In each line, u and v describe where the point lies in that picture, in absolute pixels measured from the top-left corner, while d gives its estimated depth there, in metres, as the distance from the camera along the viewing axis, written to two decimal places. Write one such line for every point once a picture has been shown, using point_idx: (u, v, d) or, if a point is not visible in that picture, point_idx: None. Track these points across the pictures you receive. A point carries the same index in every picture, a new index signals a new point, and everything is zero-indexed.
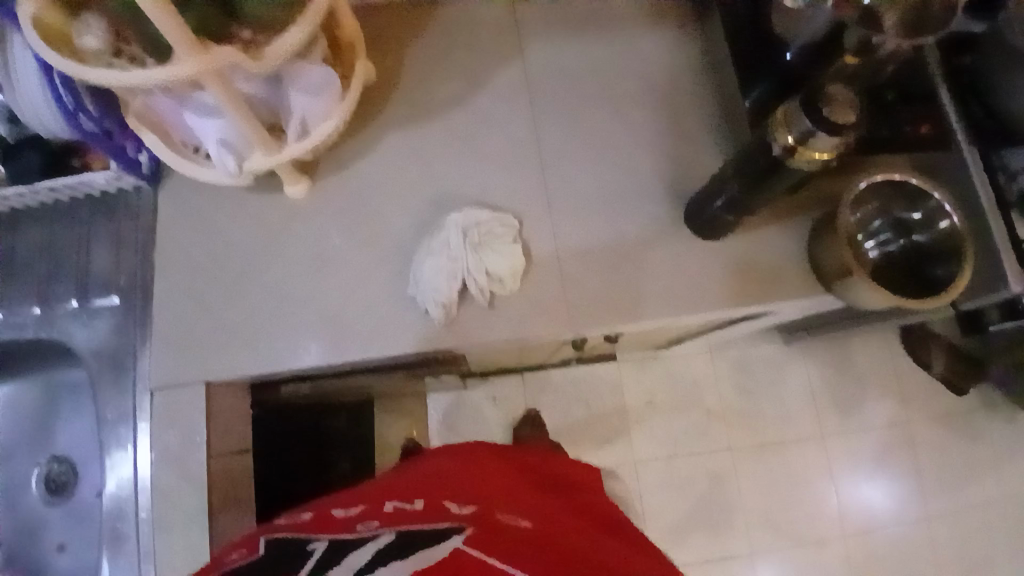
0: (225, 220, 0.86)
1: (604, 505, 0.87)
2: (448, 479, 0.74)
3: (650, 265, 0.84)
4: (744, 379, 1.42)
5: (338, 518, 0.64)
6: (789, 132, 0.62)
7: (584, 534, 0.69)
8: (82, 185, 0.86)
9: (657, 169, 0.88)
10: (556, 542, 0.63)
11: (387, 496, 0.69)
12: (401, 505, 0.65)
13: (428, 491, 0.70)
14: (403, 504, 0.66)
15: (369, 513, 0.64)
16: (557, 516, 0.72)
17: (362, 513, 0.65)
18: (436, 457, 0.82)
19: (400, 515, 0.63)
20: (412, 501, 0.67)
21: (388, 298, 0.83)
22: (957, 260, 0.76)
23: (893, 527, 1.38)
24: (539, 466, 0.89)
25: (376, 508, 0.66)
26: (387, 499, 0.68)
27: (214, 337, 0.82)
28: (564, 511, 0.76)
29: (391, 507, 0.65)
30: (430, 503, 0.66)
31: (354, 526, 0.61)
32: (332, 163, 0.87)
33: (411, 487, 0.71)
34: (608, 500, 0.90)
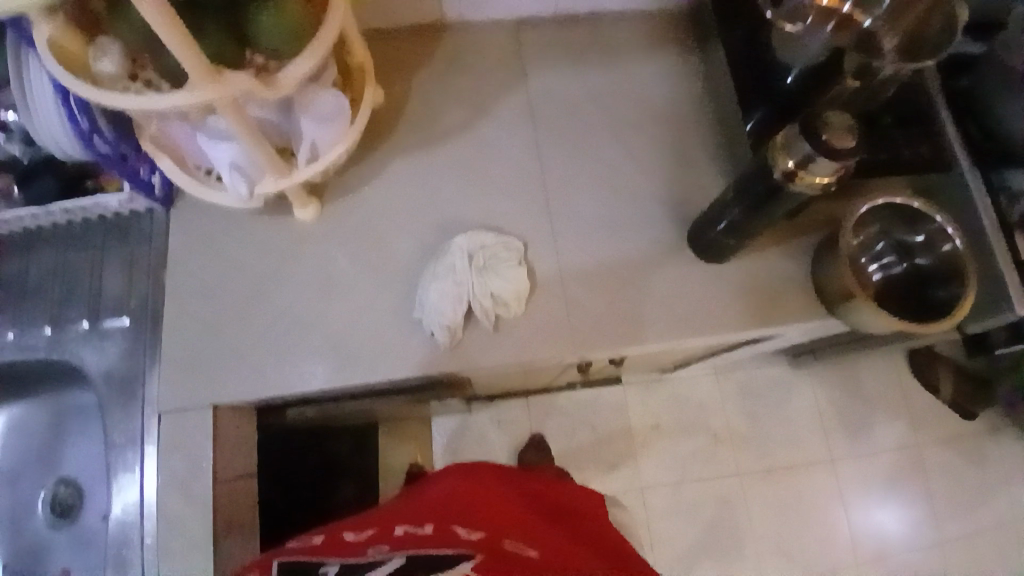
0: (234, 243, 0.87)
1: (609, 532, 0.87)
2: (455, 503, 0.73)
3: (654, 288, 0.84)
4: (751, 403, 1.42)
5: (347, 542, 0.63)
6: (789, 156, 0.63)
7: (592, 565, 0.68)
8: (96, 207, 0.87)
9: (660, 193, 0.89)
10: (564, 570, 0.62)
11: (396, 521, 0.69)
12: (410, 530, 0.65)
13: (436, 516, 0.70)
14: (412, 529, 0.66)
15: (378, 538, 0.64)
16: (564, 544, 0.72)
17: (372, 537, 0.65)
18: (443, 480, 0.82)
19: (409, 540, 0.62)
20: (421, 526, 0.67)
21: (394, 320, 0.83)
22: (959, 282, 0.76)
23: (906, 554, 1.35)
24: (544, 492, 0.88)
25: (385, 532, 0.65)
26: (396, 524, 0.68)
27: (221, 360, 0.83)
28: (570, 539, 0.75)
29: (400, 532, 0.65)
30: (439, 527, 0.66)
31: (364, 550, 0.61)
32: (339, 187, 0.89)
33: (420, 511, 0.71)
34: (614, 527, 0.89)
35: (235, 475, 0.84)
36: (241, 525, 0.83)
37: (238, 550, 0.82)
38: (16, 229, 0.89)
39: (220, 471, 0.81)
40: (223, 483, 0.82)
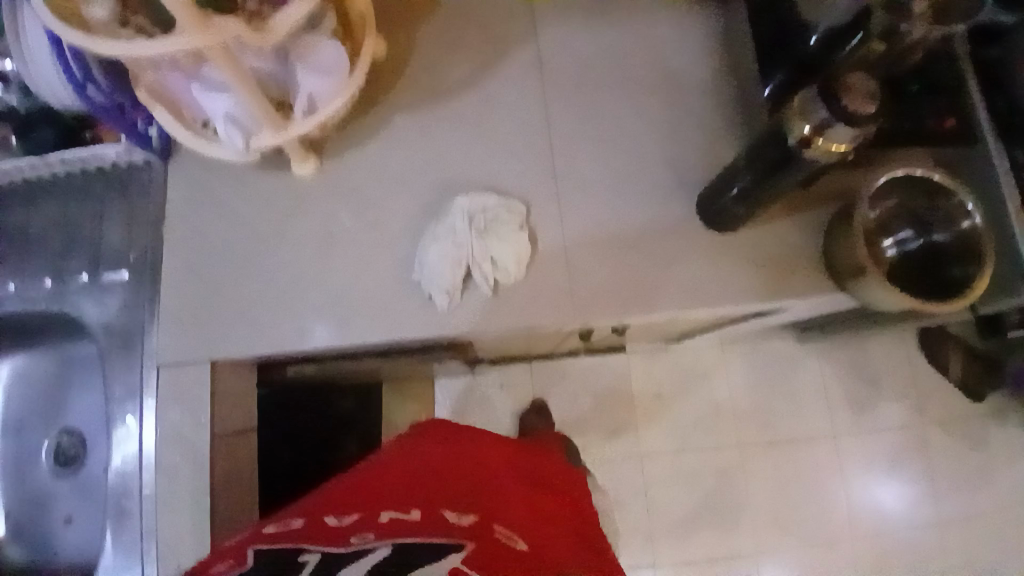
0: (233, 198, 0.86)
1: (589, 504, 0.84)
2: (443, 475, 0.68)
3: (659, 256, 0.83)
4: (755, 375, 1.41)
5: (329, 528, 0.57)
6: (805, 122, 0.61)
7: (576, 548, 0.67)
8: (94, 159, 0.86)
9: (670, 158, 0.86)
10: (558, 565, 0.58)
11: (380, 499, 0.62)
12: (398, 517, 0.59)
13: (424, 497, 0.63)
14: (399, 514, 0.60)
15: (363, 524, 0.57)
16: (551, 523, 0.69)
17: (356, 522, 0.58)
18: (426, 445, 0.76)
19: (399, 530, 0.56)
20: (409, 511, 0.60)
21: (393, 281, 0.82)
22: (977, 260, 0.74)
23: (903, 530, 1.36)
24: (521, 449, 0.85)
25: (370, 518, 0.59)
26: (381, 505, 0.61)
27: (219, 316, 0.82)
28: (556, 513, 0.72)
29: (387, 518, 0.58)
30: (428, 513, 0.60)
31: (349, 540, 0.54)
32: (341, 142, 0.87)
33: (405, 485, 0.65)
34: (580, 483, 0.88)
35: (232, 431, 0.84)
36: (237, 481, 0.84)
37: (236, 506, 0.83)
38: (16, 179, 0.89)
39: (218, 427, 0.82)
40: (221, 439, 0.82)
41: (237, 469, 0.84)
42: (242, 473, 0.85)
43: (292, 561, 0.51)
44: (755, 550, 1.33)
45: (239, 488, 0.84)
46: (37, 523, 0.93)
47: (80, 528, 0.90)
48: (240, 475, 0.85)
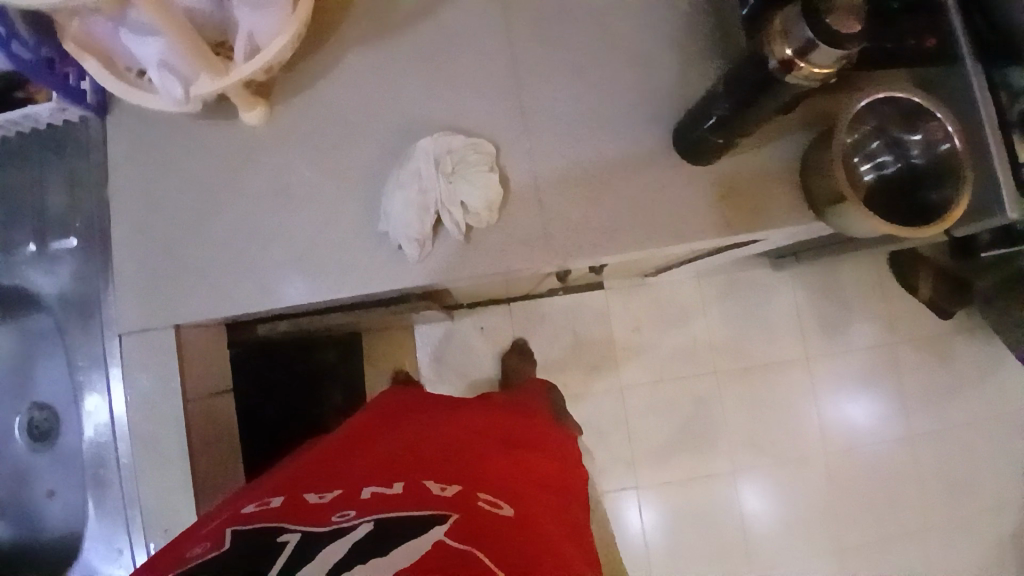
0: (180, 152, 0.80)
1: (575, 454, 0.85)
2: (429, 445, 0.68)
3: (634, 193, 0.80)
4: (732, 304, 1.42)
5: (312, 505, 0.56)
6: (786, 44, 0.57)
7: (563, 511, 0.67)
8: (27, 121, 0.80)
9: (644, 88, 0.82)
10: (540, 532, 0.58)
11: (363, 477, 0.62)
12: (381, 491, 0.59)
13: (407, 469, 0.63)
14: (381, 488, 0.59)
15: (345, 501, 0.57)
16: (535, 484, 0.68)
17: (338, 499, 0.58)
18: (408, 421, 0.76)
19: (381, 504, 0.56)
20: (391, 484, 0.60)
21: (360, 233, 0.79)
22: (953, 184, 0.72)
23: (871, 443, 1.41)
24: (511, 406, 0.85)
25: (353, 493, 0.58)
26: (363, 481, 0.61)
27: (179, 279, 0.79)
28: (541, 468, 0.72)
29: (369, 493, 0.58)
30: (411, 486, 0.60)
31: (332, 518, 0.54)
32: (290, 86, 0.81)
33: (389, 459, 0.65)
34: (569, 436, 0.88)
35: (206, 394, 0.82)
36: (216, 442, 0.83)
37: (217, 467, 0.82)
38: None
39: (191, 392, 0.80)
40: (196, 403, 0.80)
41: (216, 431, 0.83)
42: (220, 434, 0.83)
43: (273, 540, 0.51)
44: (732, 470, 1.38)
45: (217, 450, 0.83)
46: (19, 498, 0.91)
47: (63, 501, 0.89)
48: (218, 437, 0.83)
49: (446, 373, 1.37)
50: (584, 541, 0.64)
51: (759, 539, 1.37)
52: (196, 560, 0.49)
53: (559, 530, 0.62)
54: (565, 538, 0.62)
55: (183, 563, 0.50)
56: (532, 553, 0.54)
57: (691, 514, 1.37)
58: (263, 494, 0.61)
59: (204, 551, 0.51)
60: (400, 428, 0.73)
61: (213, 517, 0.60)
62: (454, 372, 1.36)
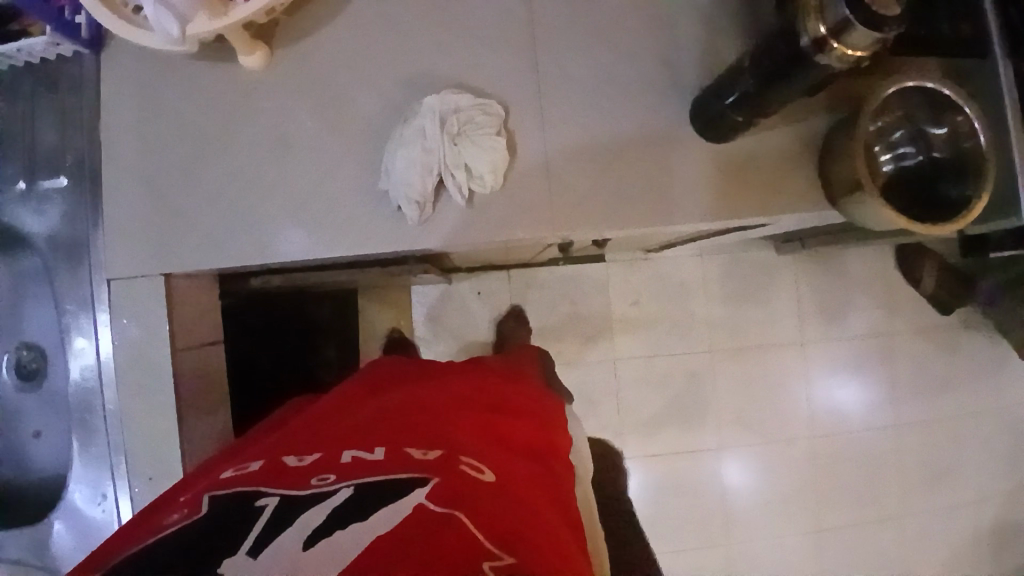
0: (176, 94, 0.77)
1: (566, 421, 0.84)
2: (415, 410, 0.67)
3: (644, 167, 0.77)
4: (733, 285, 1.40)
5: (291, 469, 0.55)
6: (822, 21, 0.54)
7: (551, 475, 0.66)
8: (21, 54, 0.76)
9: (665, 58, 0.79)
10: (522, 495, 0.57)
11: (347, 442, 0.60)
12: (362, 456, 0.57)
13: (390, 434, 0.62)
14: (362, 453, 0.58)
15: (325, 465, 0.56)
16: (521, 446, 0.67)
17: (318, 462, 0.57)
18: (396, 387, 0.74)
19: (362, 469, 0.55)
20: (373, 449, 0.59)
21: (359, 192, 0.76)
22: (973, 182, 0.70)
23: (859, 430, 1.42)
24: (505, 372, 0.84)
25: (333, 458, 0.57)
26: (345, 445, 0.60)
27: (171, 227, 0.77)
28: (529, 430, 0.71)
29: (349, 458, 0.57)
30: (392, 451, 0.58)
31: (311, 483, 0.53)
32: (294, 30, 0.77)
33: (373, 425, 0.63)
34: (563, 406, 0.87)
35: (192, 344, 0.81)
36: (204, 393, 0.82)
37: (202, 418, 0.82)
38: None
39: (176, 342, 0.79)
40: (185, 354, 0.79)
41: (203, 382, 0.82)
42: (205, 385, 0.82)
43: (253, 504, 0.50)
44: (717, 447, 1.39)
45: (204, 402, 0.82)
46: (5, 436, 0.91)
47: (51, 442, 0.88)
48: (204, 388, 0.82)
49: (440, 335, 1.36)
50: (569, 507, 0.63)
51: (738, 514, 1.39)
52: (175, 527, 0.49)
53: (542, 492, 0.61)
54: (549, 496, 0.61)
55: (161, 530, 0.49)
56: (513, 517, 0.53)
57: (673, 488, 1.38)
58: (244, 459, 0.60)
59: (182, 519, 0.50)
60: (386, 394, 0.72)
61: (193, 480, 0.59)
62: (448, 334, 1.35)
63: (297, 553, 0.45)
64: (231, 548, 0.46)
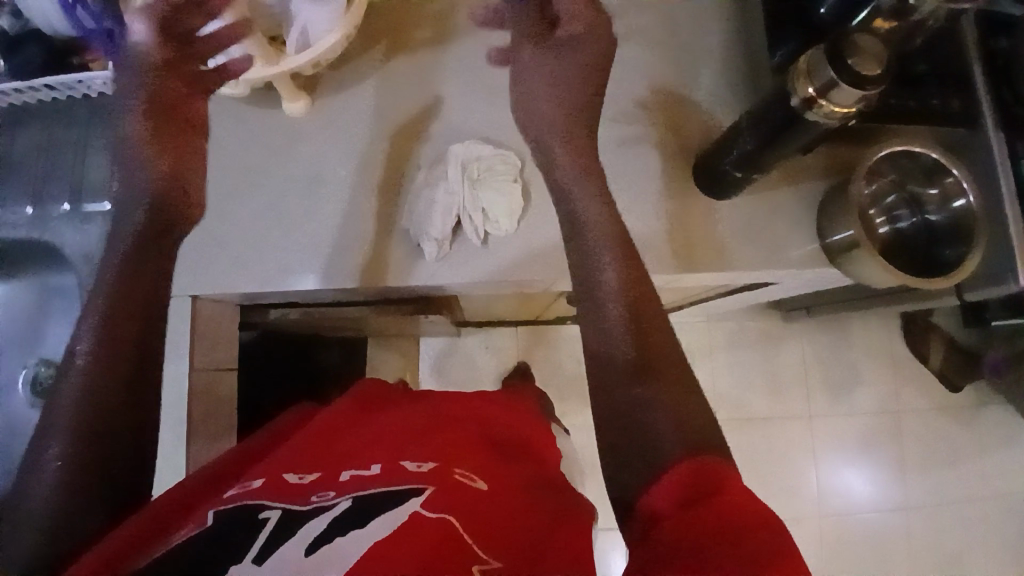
0: (221, 131, 0.84)
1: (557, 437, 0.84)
2: (410, 431, 0.67)
3: (648, 219, 0.82)
4: (740, 354, 1.42)
5: (291, 484, 0.56)
6: (810, 83, 0.60)
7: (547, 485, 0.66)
8: (81, 86, 0.84)
9: (674, 122, 0.85)
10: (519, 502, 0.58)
11: (344, 461, 0.61)
12: (360, 472, 0.58)
13: (386, 452, 0.62)
14: (359, 470, 0.59)
15: (325, 482, 0.56)
16: (516, 460, 0.67)
17: (318, 479, 0.57)
18: (390, 408, 0.75)
19: (360, 483, 0.55)
20: (370, 466, 0.59)
21: (380, 229, 0.81)
22: (965, 242, 0.74)
23: (869, 510, 1.39)
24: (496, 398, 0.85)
25: (332, 475, 0.58)
26: (342, 464, 0.60)
27: (205, 251, 0.81)
28: (524, 449, 0.71)
29: (347, 475, 0.57)
30: (389, 466, 0.59)
31: (311, 498, 0.54)
32: (333, 82, 0.85)
33: (369, 445, 0.64)
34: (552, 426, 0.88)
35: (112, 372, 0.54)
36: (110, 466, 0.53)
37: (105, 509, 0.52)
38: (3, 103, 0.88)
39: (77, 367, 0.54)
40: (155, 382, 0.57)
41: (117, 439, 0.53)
42: (113, 449, 0.53)
43: (254, 517, 0.51)
44: None
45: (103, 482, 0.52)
46: (9, 453, 0.91)
47: None
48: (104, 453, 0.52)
49: (448, 387, 1.39)
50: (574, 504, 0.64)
51: None
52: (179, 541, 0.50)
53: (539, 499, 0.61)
54: (545, 497, 0.61)
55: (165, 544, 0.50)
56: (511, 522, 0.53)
57: None
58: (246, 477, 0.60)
59: (187, 533, 0.51)
60: (381, 415, 0.73)
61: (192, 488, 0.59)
62: (457, 386, 1.39)
63: (299, 560, 0.46)
64: (235, 557, 0.47)
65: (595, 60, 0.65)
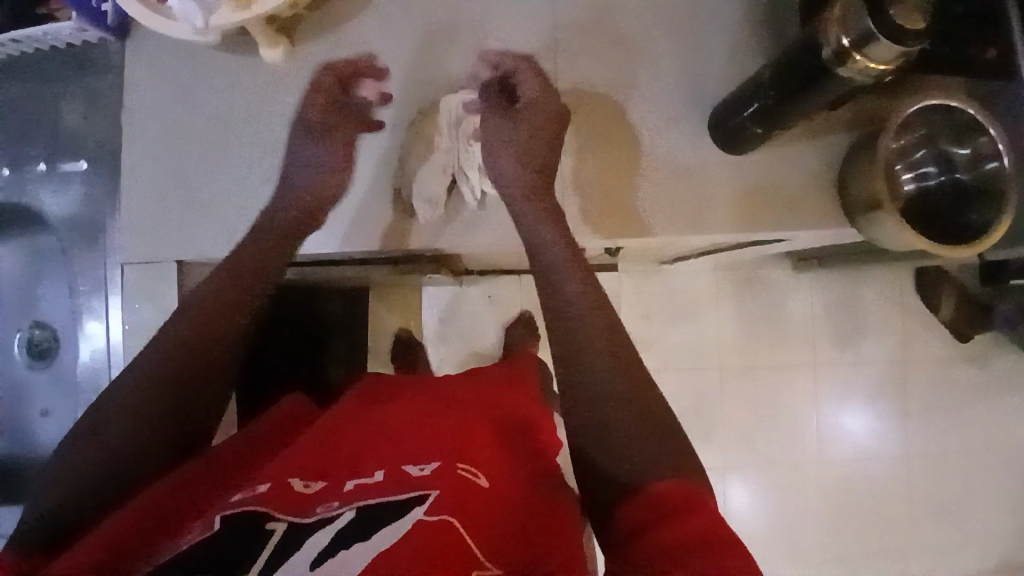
0: (199, 82, 0.77)
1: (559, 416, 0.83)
2: (413, 427, 0.66)
3: (657, 177, 0.77)
4: (747, 305, 1.39)
5: (296, 489, 0.55)
6: (844, 33, 0.54)
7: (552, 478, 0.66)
8: (47, 36, 0.78)
9: (688, 70, 0.78)
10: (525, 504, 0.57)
11: (349, 464, 0.60)
12: (364, 478, 0.57)
13: (389, 454, 0.61)
14: (363, 475, 0.57)
15: (329, 490, 0.55)
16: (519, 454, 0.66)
17: (322, 486, 0.56)
18: (391, 401, 0.74)
19: (363, 492, 0.54)
20: (374, 471, 0.58)
21: (374, 189, 0.77)
22: (995, 209, 0.70)
23: (869, 457, 1.40)
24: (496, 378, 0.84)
25: (336, 482, 0.57)
26: (346, 468, 0.59)
27: (191, 214, 0.77)
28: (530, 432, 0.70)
29: (352, 482, 0.56)
30: (393, 470, 0.58)
31: (315, 508, 0.53)
32: (316, 26, 0.78)
33: (372, 445, 0.63)
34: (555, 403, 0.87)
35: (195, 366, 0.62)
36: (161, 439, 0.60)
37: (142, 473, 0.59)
38: None
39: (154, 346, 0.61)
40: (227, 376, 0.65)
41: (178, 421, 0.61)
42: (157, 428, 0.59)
43: (261, 526, 0.50)
44: (723, 467, 1.37)
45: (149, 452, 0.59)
46: (14, 414, 0.91)
47: (60, 420, 0.89)
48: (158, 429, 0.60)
49: (450, 338, 1.37)
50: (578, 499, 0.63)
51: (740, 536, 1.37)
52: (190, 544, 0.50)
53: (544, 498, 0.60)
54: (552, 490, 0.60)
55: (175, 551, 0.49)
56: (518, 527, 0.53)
57: None
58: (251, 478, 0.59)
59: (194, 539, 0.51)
60: (386, 408, 0.71)
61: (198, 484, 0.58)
62: (459, 337, 1.37)
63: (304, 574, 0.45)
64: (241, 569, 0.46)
65: (553, 111, 0.70)
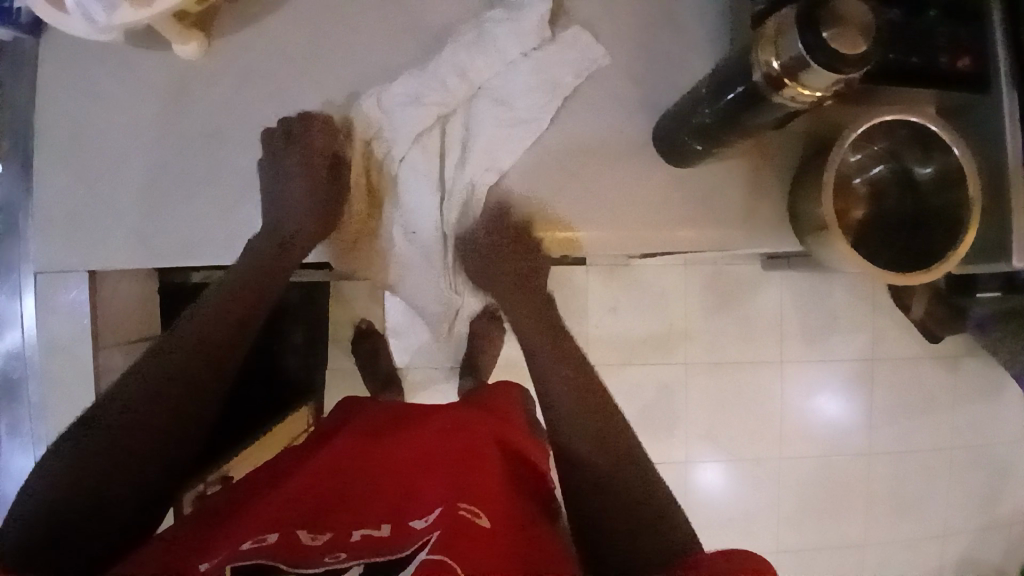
0: (110, 82, 0.73)
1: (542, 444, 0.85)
2: (406, 470, 0.68)
3: (597, 185, 0.73)
4: (714, 299, 1.36)
5: (304, 543, 0.58)
6: (776, 55, 0.50)
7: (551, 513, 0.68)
8: None
9: (636, 73, 0.74)
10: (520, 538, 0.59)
11: (354, 516, 0.62)
12: (371, 534, 0.59)
13: (393, 506, 0.63)
14: (370, 530, 0.60)
15: (337, 543, 0.58)
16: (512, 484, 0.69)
17: (331, 540, 0.58)
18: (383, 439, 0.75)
19: (371, 546, 0.57)
20: (380, 526, 0.60)
21: (300, 197, 0.73)
22: (953, 235, 0.67)
23: (832, 452, 1.39)
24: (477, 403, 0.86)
25: (345, 535, 0.59)
26: (352, 522, 0.61)
27: (98, 221, 0.74)
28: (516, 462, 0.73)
29: (359, 537, 0.59)
30: (398, 526, 0.60)
31: (324, 559, 0.55)
32: (235, 17, 0.72)
33: (372, 496, 0.65)
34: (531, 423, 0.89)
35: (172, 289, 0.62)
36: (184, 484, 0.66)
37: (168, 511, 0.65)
38: None
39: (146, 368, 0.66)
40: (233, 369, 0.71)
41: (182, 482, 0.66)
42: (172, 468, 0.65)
43: None
44: (686, 459, 1.37)
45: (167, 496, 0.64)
46: None
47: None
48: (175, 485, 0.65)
49: None
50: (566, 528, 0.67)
51: (704, 526, 1.37)
52: None
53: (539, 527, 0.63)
54: (533, 524, 0.63)
55: None
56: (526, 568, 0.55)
57: None
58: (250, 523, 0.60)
59: None
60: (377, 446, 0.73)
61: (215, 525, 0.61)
62: None
63: None
64: None
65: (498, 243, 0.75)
